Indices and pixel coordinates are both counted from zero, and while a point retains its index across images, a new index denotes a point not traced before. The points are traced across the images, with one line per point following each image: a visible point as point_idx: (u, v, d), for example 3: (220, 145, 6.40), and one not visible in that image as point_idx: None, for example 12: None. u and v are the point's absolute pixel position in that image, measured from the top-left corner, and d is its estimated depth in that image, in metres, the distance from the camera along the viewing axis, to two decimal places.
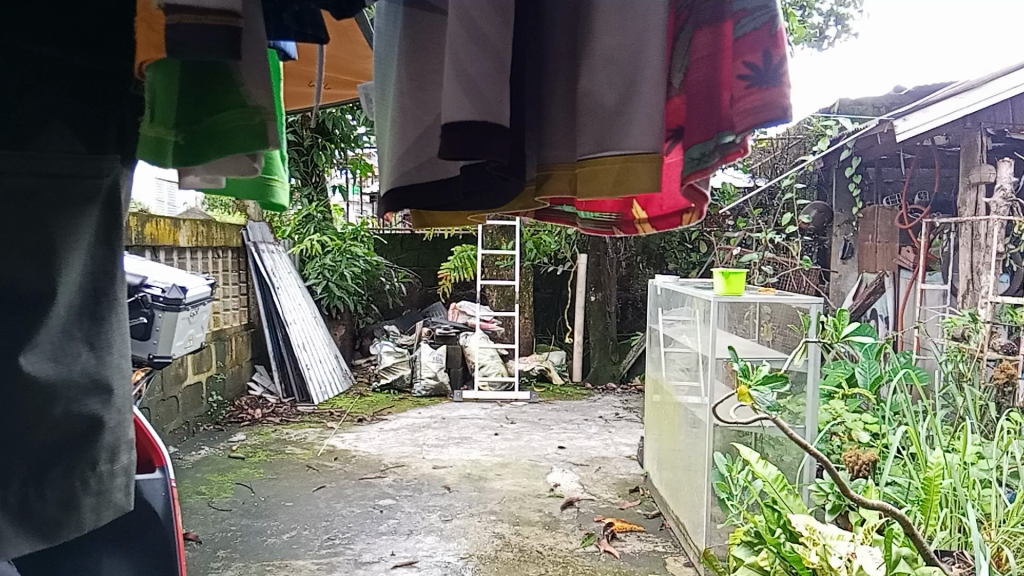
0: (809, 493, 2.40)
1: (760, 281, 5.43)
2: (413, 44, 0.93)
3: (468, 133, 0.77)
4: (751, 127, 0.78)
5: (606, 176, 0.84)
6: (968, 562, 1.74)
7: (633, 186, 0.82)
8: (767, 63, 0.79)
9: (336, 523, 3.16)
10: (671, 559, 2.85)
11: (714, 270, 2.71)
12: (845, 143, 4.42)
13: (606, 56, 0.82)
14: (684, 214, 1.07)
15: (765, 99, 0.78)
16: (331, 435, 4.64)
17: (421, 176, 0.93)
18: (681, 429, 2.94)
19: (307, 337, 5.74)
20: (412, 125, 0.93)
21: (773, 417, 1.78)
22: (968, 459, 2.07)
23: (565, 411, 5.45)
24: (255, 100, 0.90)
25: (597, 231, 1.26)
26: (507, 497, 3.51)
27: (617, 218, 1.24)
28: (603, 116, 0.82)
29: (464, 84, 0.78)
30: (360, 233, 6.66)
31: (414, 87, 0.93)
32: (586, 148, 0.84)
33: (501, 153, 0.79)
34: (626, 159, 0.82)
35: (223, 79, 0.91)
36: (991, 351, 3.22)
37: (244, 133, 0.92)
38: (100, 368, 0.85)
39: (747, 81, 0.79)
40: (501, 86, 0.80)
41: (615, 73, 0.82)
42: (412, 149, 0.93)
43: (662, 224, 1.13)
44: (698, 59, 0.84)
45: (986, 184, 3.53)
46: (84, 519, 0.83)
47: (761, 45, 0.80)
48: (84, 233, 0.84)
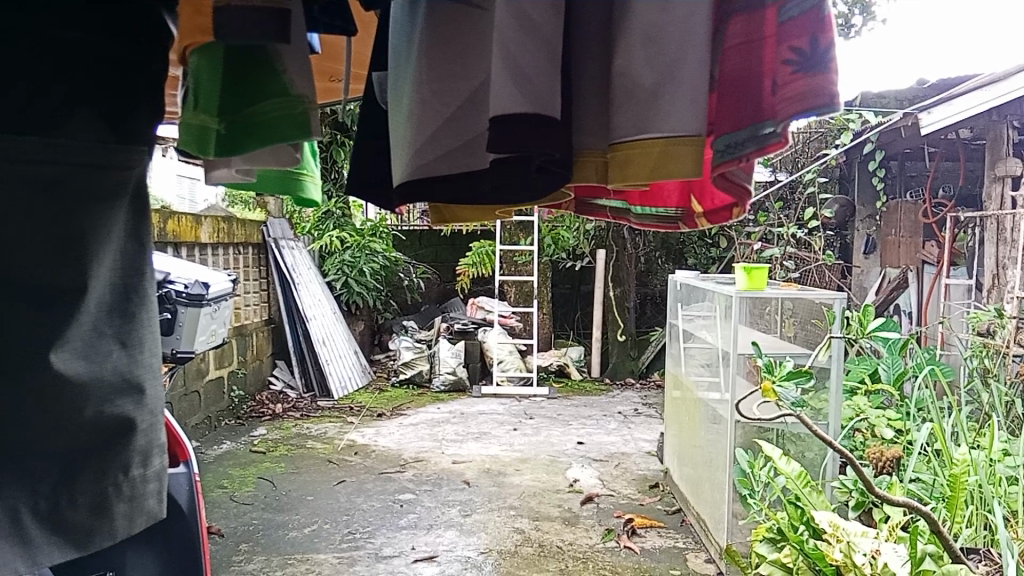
0: (832, 489, 2.39)
1: (782, 277, 5.38)
2: (443, 34, 0.93)
3: (518, 130, 0.78)
4: (800, 115, 0.74)
5: (643, 162, 0.81)
6: (995, 560, 1.73)
7: (673, 172, 0.80)
8: (815, 48, 0.75)
9: (357, 518, 3.18)
10: (692, 555, 2.85)
11: (737, 264, 2.69)
12: (869, 137, 4.37)
13: (644, 34, 0.79)
14: (733, 209, 1.06)
15: (812, 86, 0.74)
16: (351, 430, 4.66)
17: (445, 168, 0.94)
18: (702, 425, 2.94)
19: (327, 332, 5.77)
20: (431, 117, 0.94)
21: (796, 414, 1.78)
22: (994, 455, 2.01)
23: (584, 406, 5.44)
24: (297, 89, 0.97)
25: (661, 226, 1.23)
26: (526, 492, 3.52)
27: (682, 212, 1.20)
28: (639, 98, 0.80)
29: (515, 75, 0.79)
30: (379, 229, 6.68)
31: (433, 79, 0.94)
32: (622, 132, 0.82)
33: (555, 148, 0.81)
34: (667, 143, 0.79)
35: (266, 67, 0.97)
36: (1017, 347, 3.13)
37: (286, 123, 0.97)
38: (133, 368, 0.82)
39: (792, 66, 0.75)
40: (552, 75, 0.80)
41: (653, 54, 0.79)
42: (430, 142, 0.94)
43: (713, 218, 1.11)
44: (731, 48, 0.79)
45: (1012, 178, 3.50)
46: (117, 525, 0.81)
47: (807, 31, 0.76)
48: (113, 230, 0.80)
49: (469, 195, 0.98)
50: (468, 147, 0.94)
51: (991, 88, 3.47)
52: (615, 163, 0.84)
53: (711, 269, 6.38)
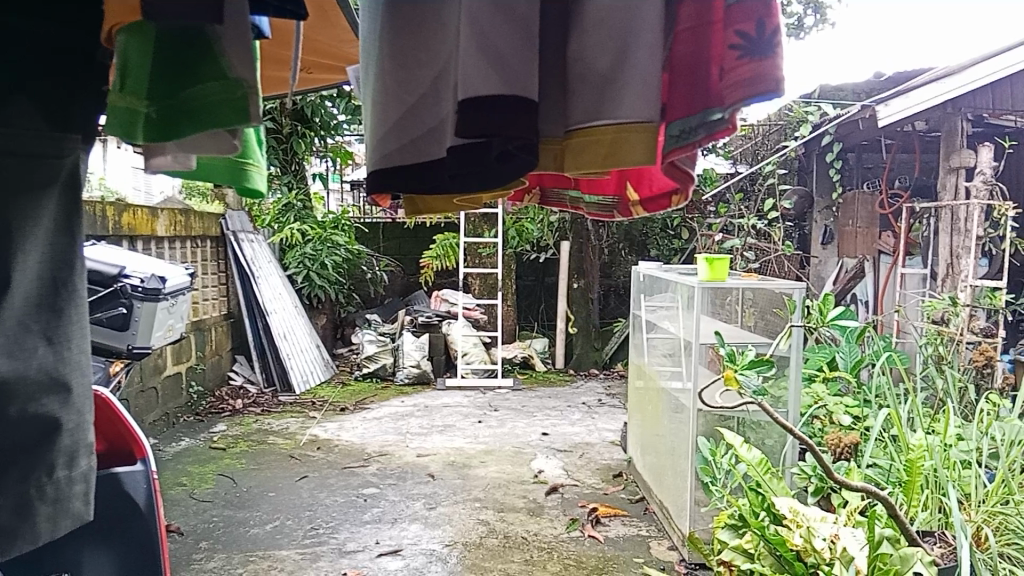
0: (791, 475, 2.44)
1: (742, 267, 5.32)
2: (408, 17, 0.92)
3: (490, 111, 0.80)
4: (743, 101, 0.80)
5: (596, 149, 0.86)
6: (951, 543, 1.81)
7: (626, 157, 0.84)
8: (760, 33, 0.80)
9: (320, 513, 3.15)
10: (655, 543, 2.88)
11: (698, 255, 2.71)
12: (826, 129, 4.44)
13: (599, 21, 0.83)
14: (674, 197, 1.13)
15: (758, 71, 0.79)
16: (313, 425, 4.61)
17: (414, 156, 0.94)
18: (665, 414, 2.97)
19: (288, 326, 5.70)
20: (395, 104, 0.94)
21: (757, 403, 1.80)
22: (949, 440, 2.04)
23: (548, 397, 5.47)
24: (236, 74, 0.95)
25: (600, 215, 1.32)
26: (491, 484, 3.52)
27: (617, 201, 1.29)
28: (593, 82, 0.84)
29: (490, 55, 0.81)
30: (340, 221, 6.60)
31: (397, 65, 0.93)
32: (577, 118, 0.86)
33: (528, 131, 0.82)
34: (620, 129, 0.84)
35: (204, 50, 0.94)
36: (970, 334, 3.22)
37: (224, 107, 0.95)
38: (59, 365, 0.83)
39: (738, 51, 0.80)
40: (528, 55, 0.82)
41: (609, 40, 0.83)
42: (395, 129, 0.94)
43: (651, 205, 1.20)
44: (681, 32, 0.84)
45: (965, 169, 3.60)
46: (40, 529, 0.80)
47: (753, 15, 0.81)
48: (43, 220, 0.83)
49: (430, 182, 0.96)
50: (431, 135, 0.93)
51: (945, 81, 3.56)
52: (571, 150, 0.88)
53: (673, 261, 6.42)
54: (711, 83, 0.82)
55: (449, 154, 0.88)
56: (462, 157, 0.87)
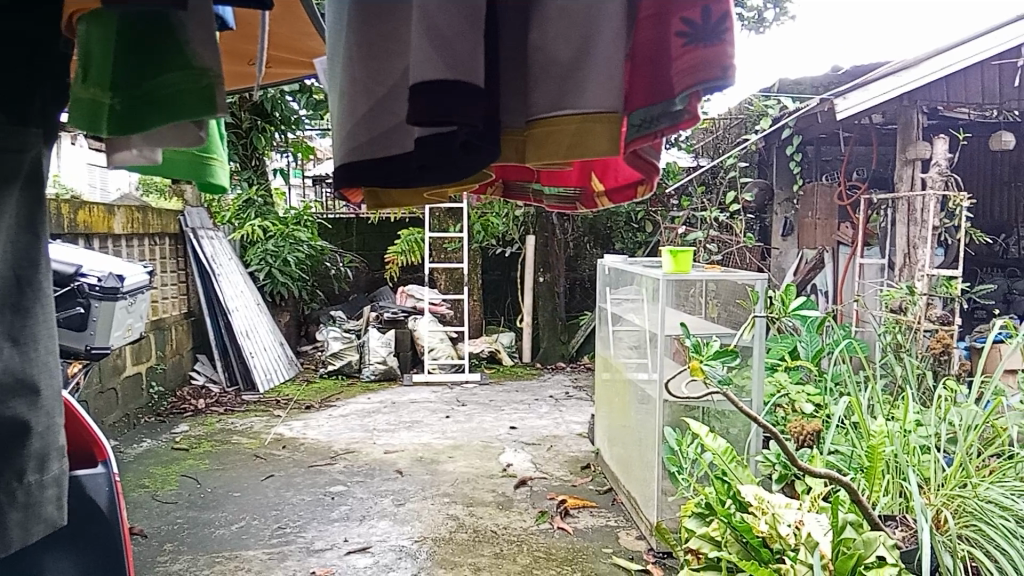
0: (756, 463, 2.48)
1: (705, 259, 5.41)
2: (369, 9, 0.91)
3: (440, 95, 0.79)
4: (694, 88, 0.80)
5: (561, 139, 0.86)
6: (911, 525, 1.88)
7: (588, 148, 0.85)
8: (706, 20, 0.80)
9: (287, 512, 3.11)
10: (623, 533, 2.91)
11: (663, 248, 2.73)
12: (786, 123, 4.51)
13: (560, 10, 0.85)
14: (638, 186, 1.13)
15: (704, 57, 0.79)
16: (278, 423, 4.56)
17: (383, 149, 0.93)
18: (631, 405, 2.99)
19: (251, 324, 5.62)
20: (362, 95, 0.93)
21: (723, 392, 1.83)
22: (908, 426, 2.09)
23: (516, 391, 5.48)
24: (201, 62, 0.92)
25: (562, 206, 1.33)
26: (460, 479, 3.52)
27: (580, 192, 1.30)
28: (556, 74, 0.85)
29: (433, 39, 0.80)
30: (303, 217, 6.51)
31: (362, 56, 0.92)
32: (539, 108, 0.87)
33: (473, 117, 0.80)
34: (581, 119, 0.85)
35: (164, 38, 0.92)
36: (927, 322, 3.31)
37: (188, 97, 0.93)
38: (26, 366, 0.83)
39: (684, 39, 0.81)
40: (470, 40, 0.81)
41: (569, 30, 0.84)
42: (363, 122, 0.94)
43: (617, 196, 1.20)
44: (643, 19, 0.85)
45: (921, 161, 3.69)
46: (12, 535, 0.80)
47: (701, 2, 0.81)
48: (7, 217, 0.82)
49: (403, 177, 0.94)
50: (400, 127, 0.92)
51: (900, 74, 3.63)
52: (533, 141, 0.89)
53: (638, 254, 6.47)
54: (666, 72, 0.82)
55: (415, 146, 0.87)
56: (429, 146, 0.86)
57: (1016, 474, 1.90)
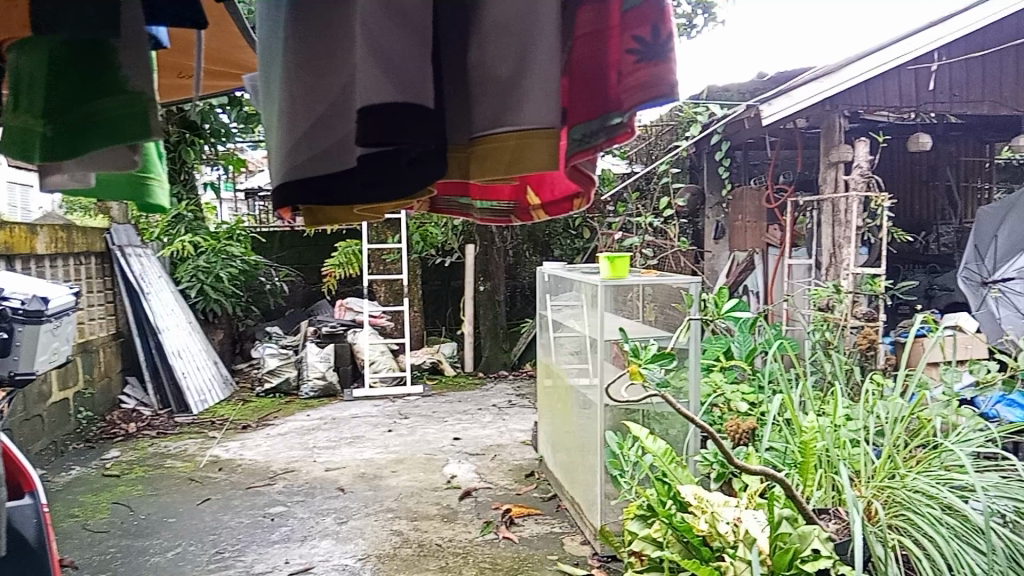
0: (695, 463, 2.52)
1: (641, 265, 5.44)
2: (310, 30, 0.92)
3: (389, 116, 0.79)
4: (639, 105, 0.84)
5: (500, 156, 0.85)
6: (844, 518, 1.92)
7: (528, 162, 0.83)
8: (655, 38, 0.85)
9: (224, 536, 3.02)
10: (568, 539, 2.92)
11: (600, 254, 2.76)
12: (715, 129, 4.61)
13: (499, 27, 0.83)
14: (574, 199, 1.16)
15: (653, 75, 0.84)
16: (213, 445, 4.43)
17: (323, 166, 0.91)
18: (573, 410, 3.02)
19: (182, 344, 5.44)
20: (305, 113, 0.92)
21: (662, 395, 1.86)
22: (838, 421, 2.15)
23: (459, 401, 5.46)
24: (135, 85, 0.90)
25: (493, 219, 1.31)
26: (404, 493, 3.48)
27: (513, 206, 1.30)
28: (494, 88, 0.84)
29: (383, 61, 0.80)
30: (235, 232, 6.35)
31: (304, 74, 0.92)
32: (482, 124, 0.85)
33: (426, 136, 0.81)
34: (522, 135, 0.83)
35: (98, 63, 0.90)
36: (853, 319, 3.43)
37: (123, 121, 0.89)
38: None
39: (635, 56, 0.85)
40: (421, 61, 0.82)
41: (507, 47, 0.83)
42: (304, 141, 0.92)
43: (553, 209, 1.22)
44: (580, 37, 0.89)
45: (844, 163, 3.84)
46: None
47: (648, 21, 0.86)
48: None
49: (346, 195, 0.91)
50: (342, 145, 0.90)
51: (821, 81, 3.76)
52: (476, 156, 0.88)
53: (576, 260, 6.52)
54: (608, 87, 0.87)
55: (359, 163, 0.85)
56: (376, 161, 0.84)
57: (941, 463, 1.99)
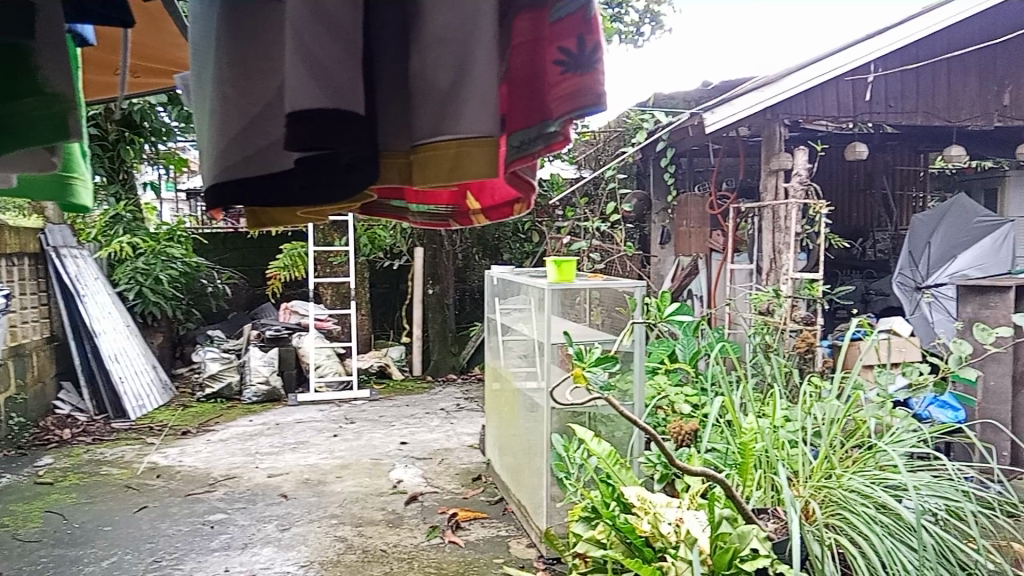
0: (639, 465, 2.55)
1: (588, 268, 5.48)
2: (241, 33, 0.91)
3: (317, 123, 0.77)
4: (571, 115, 0.86)
5: (440, 163, 0.84)
6: (782, 517, 1.95)
7: (468, 170, 0.83)
8: (582, 49, 0.87)
9: (162, 544, 2.94)
10: (514, 542, 2.92)
11: (547, 258, 2.77)
12: (660, 136, 4.67)
13: (438, 37, 0.84)
14: (515, 205, 1.16)
15: (581, 84, 0.85)
16: (151, 452, 4.30)
17: (256, 167, 0.90)
18: (520, 414, 3.03)
19: (120, 347, 5.27)
20: (239, 113, 0.91)
21: (604, 398, 1.88)
22: (777, 422, 2.20)
23: (406, 405, 5.42)
24: (54, 89, 0.97)
25: (430, 224, 1.28)
26: (349, 499, 3.43)
27: (452, 210, 1.28)
28: (435, 97, 0.84)
29: (312, 67, 0.78)
30: (176, 233, 6.19)
31: (238, 75, 0.91)
32: (423, 132, 0.85)
33: (356, 142, 0.80)
34: (461, 144, 0.82)
35: (15, 66, 0.95)
36: (792, 323, 3.52)
37: (42, 124, 0.96)
38: None
39: (562, 66, 0.87)
40: (351, 68, 0.81)
41: (445, 56, 0.84)
42: (237, 141, 0.90)
43: (494, 213, 1.22)
44: (517, 45, 0.90)
45: (784, 171, 3.94)
46: None
47: (575, 32, 0.88)
48: None
49: (282, 197, 0.89)
50: (277, 146, 0.89)
51: (763, 90, 3.85)
52: (417, 164, 0.87)
53: (525, 264, 6.54)
54: (545, 97, 0.88)
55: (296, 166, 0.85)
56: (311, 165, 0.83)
57: (875, 463, 2.07)
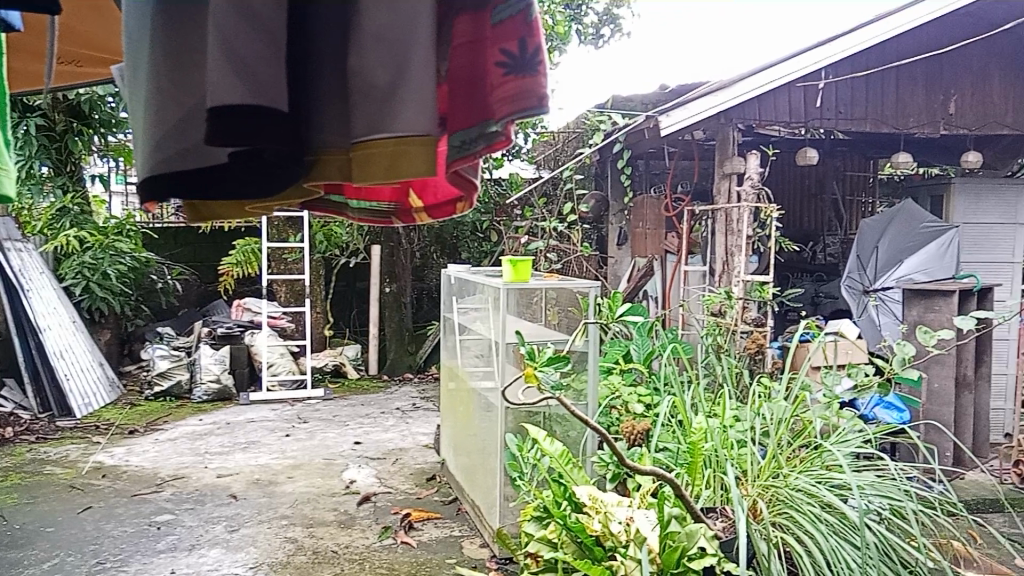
0: (591, 464, 2.58)
1: (545, 268, 5.49)
2: (176, 26, 0.88)
3: (236, 121, 0.78)
4: (511, 116, 0.85)
5: (380, 161, 0.84)
6: (730, 515, 1.98)
7: (407, 169, 0.84)
8: (523, 51, 0.86)
9: (106, 546, 2.87)
10: (466, 542, 2.92)
11: (503, 257, 2.77)
12: (616, 137, 4.70)
13: (375, 36, 0.83)
14: (457, 203, 1.17)
15: (524, 87, 0.84)
16: (96, 451, 4.19)
17: (190, 162, 0.88)
18: (475, 413, 3.02)
19: (65, 344, 5.12)
20: (173, 107, 0.88)
21: (554, 397, 1.88)
22: (727, 422, 2.23)
23: (361, 405, 5.37)
24: None
25: (371, 220, 1.26)
26: (300, 499, 3.39)
27: (394, 207, 1.26)
28: (374, 97, 0.83)
29: (234, 64, 0.79)
30: (125, 227, 6.04)
31: (172, 68, 0.88)
32: (360, 130, 0.85)
33: (277, 136, 0.81)
34: (399, 142, 0.83)
35: None
36: (743, 324, 3.57)
37: None
38: None
39: (504, 68, 0.87)
40: (274, 65, 0.81)
41: (382, 55, 0.83)
42: (171, 134, 0.88)
43: (437, 212, 1.22)
44: (459, 46, 0.92)
45: (737, 174, 4.01)
46: None
47: (517, 34, 0.87)
48: None
49: (222, 189, 0.89)
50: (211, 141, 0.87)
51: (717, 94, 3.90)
52: (356, 162, 0.87)
53: (483, 263, 6.54)
54: (486, 98, 0.89)
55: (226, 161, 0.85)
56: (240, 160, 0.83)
57: (822, 462, 2.11)
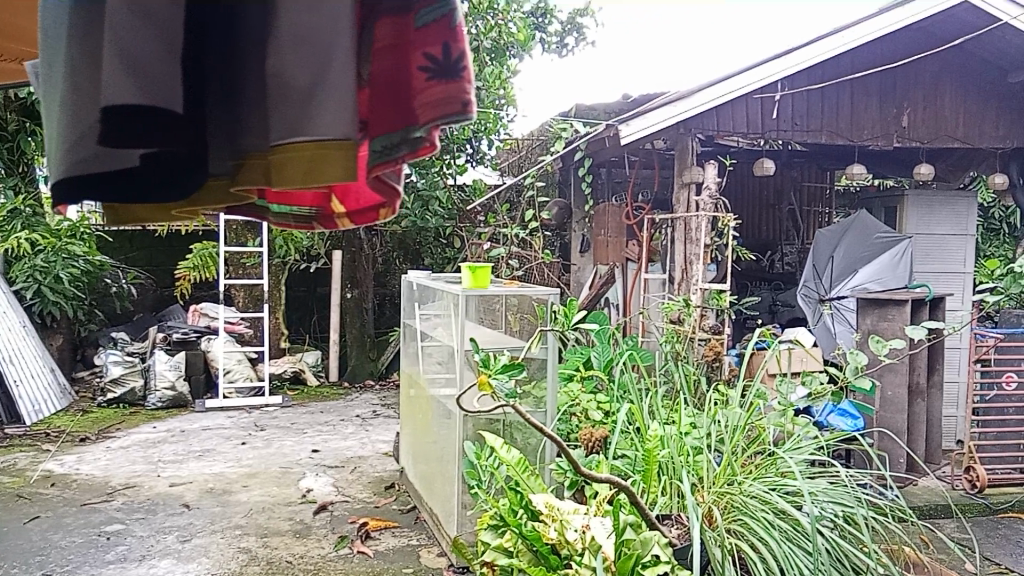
0: (549, 472, 2.59)
1: (507, 275, 5.48)
2: (92, 26, 0.85)
3: None
4: (437, 121, 0.85)
5: (299, 165, 0.88)
6: (684, 523, 2.00)
7: (328, 171, 0.87)
8: (447, 56, 0.86)
9: (53, 557, 2.79)
10: (424, 551, 2.90)
11: (463, 264, 2.78)
12: (578, 146, 4.71)
13: (292, 39, 0.84)
14: (379, 210, 1.15)
15: (448, 92, 0.84)
16: (45, 459, 4.08)
17: (105, 164, 0.85)
18: (434, 420, 3.01)
19: (14, 349, 4.98)
20: (88, 107, 0.84)
21: (511, 405, 1.88)
22: (683, 429, 2.24)
23: (320, 412, 5.31)
24: None
25: (291, 225, 1.24)
26: (254, 509, 3.33)
27: (316, 212, 1.23)
28: (293, 99, 0.84)
29: (125, 62, 0.79)
30: (79, 229, 5.90)
31: (88, 65, 0.84)
32: (279, 133, 0.86)
33: (170, 138, 0.85)
34: (320, 146, 0.86)
35: None
36: (701, 332, 3.60)
37: None
38: None
39: (428, 72, 0.87)
40: (171, 67, 0.82)
41: (300, 57, 0.84)
42: (84, 134, 0.84)
43: (358, 218, 1.20)
44: (381, 49, 0.92)
45: (696, 184, 4.05)
46: None
47: (440, 38, 0.88)
48: None
49: (135, 190, 0.90)
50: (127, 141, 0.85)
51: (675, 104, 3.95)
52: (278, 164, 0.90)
53: (446, 269, 6.51)
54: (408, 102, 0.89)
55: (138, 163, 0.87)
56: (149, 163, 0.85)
57: (776, 469, 2.13)
